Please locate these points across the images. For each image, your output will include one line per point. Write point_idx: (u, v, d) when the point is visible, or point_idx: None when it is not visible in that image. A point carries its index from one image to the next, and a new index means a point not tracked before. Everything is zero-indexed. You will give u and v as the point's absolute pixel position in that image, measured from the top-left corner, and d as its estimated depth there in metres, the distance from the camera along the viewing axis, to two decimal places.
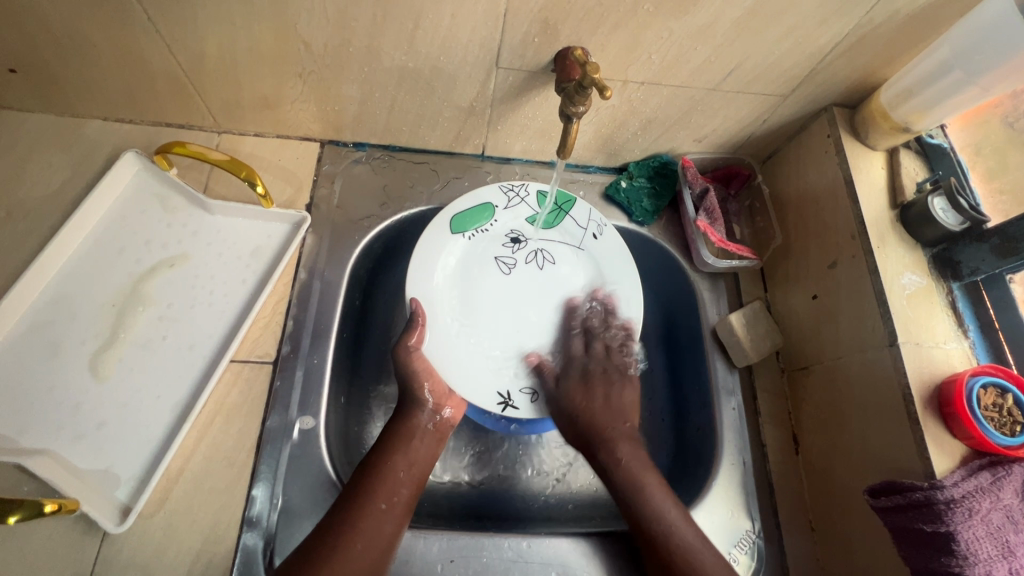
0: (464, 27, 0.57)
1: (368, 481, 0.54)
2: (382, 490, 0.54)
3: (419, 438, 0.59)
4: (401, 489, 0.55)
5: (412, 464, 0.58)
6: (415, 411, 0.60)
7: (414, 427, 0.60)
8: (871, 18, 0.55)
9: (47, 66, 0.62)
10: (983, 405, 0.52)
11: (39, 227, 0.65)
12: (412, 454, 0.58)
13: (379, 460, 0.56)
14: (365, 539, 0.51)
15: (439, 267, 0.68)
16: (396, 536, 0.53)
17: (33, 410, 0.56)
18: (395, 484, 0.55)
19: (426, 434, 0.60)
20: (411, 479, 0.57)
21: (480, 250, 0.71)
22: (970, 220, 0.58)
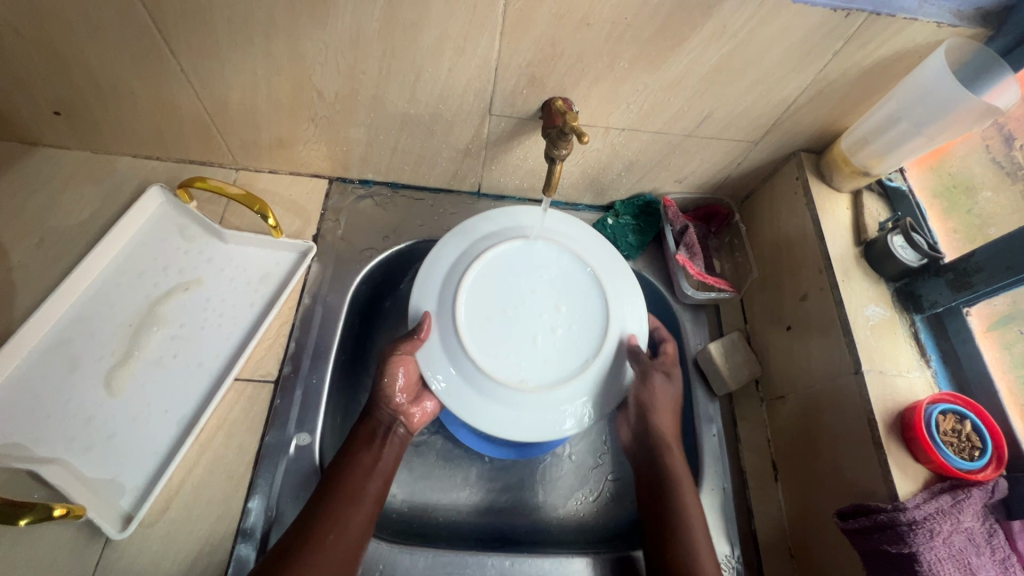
0: (460, 79, 0.63)
1: (337, 479, 0.59)
2: (350, 485, 0.59)
3: (386, 440, 0.63)
4: (369, 487, 0.60)
5: (376, 462, 0.62)
6: (375, 412, 0.64)
7: (376, 426, 0.64)
8: (825, 74, 0.62)
9: (87, 108, 0.69)
10: (942, 429, 0.55)
11: (68, 252, 0.71)
12: (374, 453, 0.62)
13: (345, 459, 0.61)
14: (337, 529, 0.55)
15: (447, 395, 0.61)
16: (366, 531, 0.57)
17: (51, 419, 0.60)
18: (362, 480, 0.59)
19: (393, 436, 0.64)
20: (378, 479, 0.61)
21: (517, 414, 0.61)
22: (927, 257, 0.63)
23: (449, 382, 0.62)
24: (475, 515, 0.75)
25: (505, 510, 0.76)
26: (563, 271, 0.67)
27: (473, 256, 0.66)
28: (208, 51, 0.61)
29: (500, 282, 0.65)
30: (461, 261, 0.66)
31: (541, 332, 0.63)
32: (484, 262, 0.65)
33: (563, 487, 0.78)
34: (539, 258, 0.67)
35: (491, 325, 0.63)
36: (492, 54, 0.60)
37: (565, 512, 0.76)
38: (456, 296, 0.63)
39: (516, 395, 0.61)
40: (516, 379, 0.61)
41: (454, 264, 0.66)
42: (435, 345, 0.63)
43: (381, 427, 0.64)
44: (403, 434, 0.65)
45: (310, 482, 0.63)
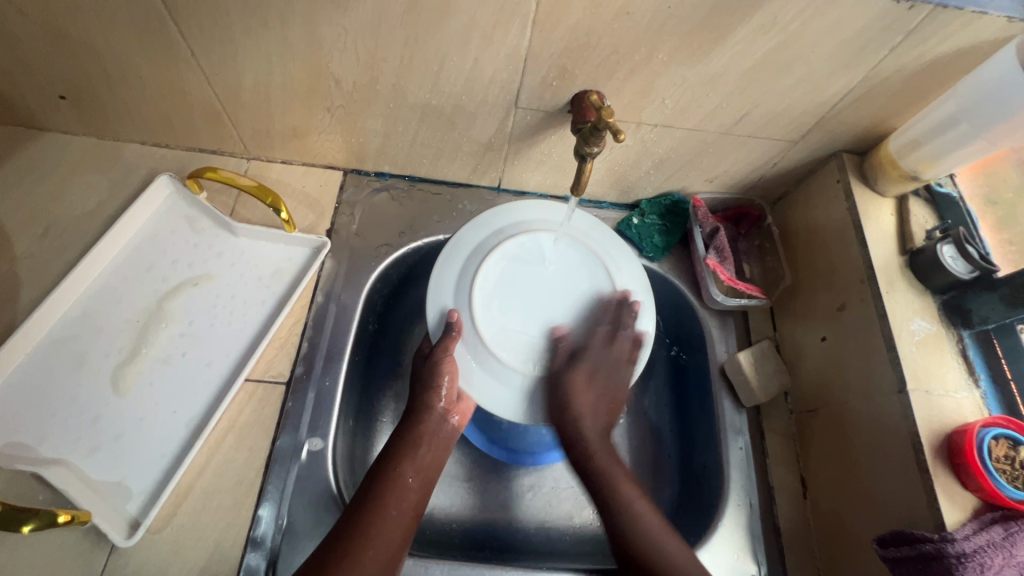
0: (486, 69, 0.60)
1: (379, 488, 0.55)
2: (392, 496, 0.55)
3: (428, 443, 0.60)
4: (409, 495, 0.56)
5: (421, 471, 0.59)
6: (424, 416, 0.61)
7: (422, 431, 0.60)
8: (878, 71, 0.57)
9: (94, 93, 0.66)
10: (995, 456, 0.51)
11: (74, 243, 0.68)
12: (419, 461, 0.59)
13: (389, 467, 0.57)
14: (377, 543, 0.52)
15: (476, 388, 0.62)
16: (405, 543, 0.54)
17: (55, 419, 0.58)
18: (403, 491, 0.56)
19: (436, 439, 0.61)
20: (419, 485, 0.58)
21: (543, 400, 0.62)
22: (980, 269, 0.59)
23: (475, 376, 0.63)
24: (484, 524, 0.72)
25: (517, 518, 0.74)
26: (571, 263, 0.68)
27: (486, 250, 0.66)
28: (221, 35, 0.57)
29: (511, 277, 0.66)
30: (468, 261, 0.66)
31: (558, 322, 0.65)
32: (494, 259, 0.66)
33: (579, 496, 0.76)
34: (547, 250, 0.68)
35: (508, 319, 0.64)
36: (521, 42, 0.56)
37: (581, 523, 0.74)
38: (473, 295, 0.64)
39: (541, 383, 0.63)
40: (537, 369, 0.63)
41: (469, 259, 0.66)
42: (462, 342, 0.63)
43: (427, 431, 0.61)
44: (448, 438, 0.62)
45: (322, 490, 0.61)
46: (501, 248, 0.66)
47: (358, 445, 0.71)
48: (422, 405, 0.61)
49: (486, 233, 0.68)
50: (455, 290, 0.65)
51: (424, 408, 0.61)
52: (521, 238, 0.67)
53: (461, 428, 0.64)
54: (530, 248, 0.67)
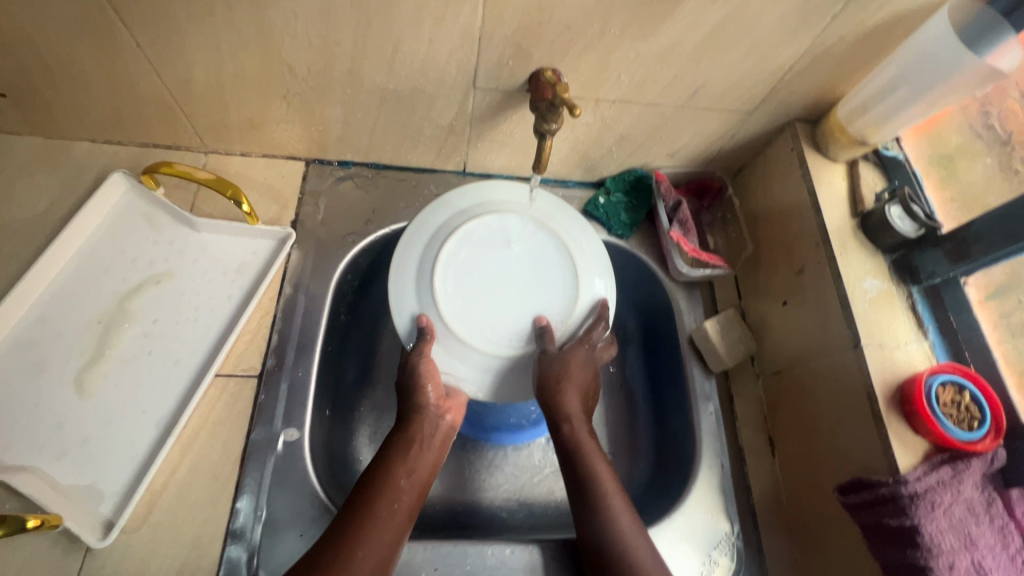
0: (442, 50, 0.59)
1: (371, 490, 0.56)
2: (384, 498, 0.55)
3: (424, 444, 0.60)
4: (403, 496, 0.56)
5: (413, 472, 0.59)
6: (418, 417, 0.61)
7: (417, 432, 0.61)
8: (823, 39, 0.59)
9: (36, 90, 0.64)
10: (942, 401, 0.54)
11: (26, 247, 0.66)
12: (413, 462, 0.59)
13: (381, 468, 0.58)
14: (365, 547, 0.52)
15: (458, 378, 0.65)
16: (396, 545, 0.54)
17: (17, 427, 0.57)
18: (395, 492, 0.56)
19: (430, 438, 0.61)
20: (413, 487, 0.58)
21: (520, 375, 0.66)
22: (925, 226, 0.62)
23: (454, 365, 0.65)
24: (466, 505, 0.75)
25: (498, 498, 0.76)
26: (535, 244, 0.69)
27: (448, 231, 0.68)
28: (166, 24, 0.56)
29: (474, 259, 0.67)
30: (427, 251, 0.67)
31: (521, 296, 0.68)
32: (451, 245, 0.67)
33: (560, 471, 0.78)
34: (508, 229, 0.69)
35: (476, 304, 0.66)
36: (475, 22, 0.56)
37: (563, 496, 0.77)
38: (436, 290, 0.65)
39: (514, 359, 0.65)
40: (506, 346, 0.65)
41: (430, 243, 0.67)
42: (436, 332, 0.65)
43: (422, 432, 0.61)
44: (444, 437, 0.62)
45: (302, 481, 0.61)
46: (459, 233, 0.67)
47: (337, 436, 0.71)
48: (414, 407, 0.61)
49: (447, 215, 0.69)
50: (417, 283, 0.66)
51: (417, 409, 0.62)
52: (479, 219, 0.68)
53: (456, 427, 0.65)
54: (487, 228, 0.68)
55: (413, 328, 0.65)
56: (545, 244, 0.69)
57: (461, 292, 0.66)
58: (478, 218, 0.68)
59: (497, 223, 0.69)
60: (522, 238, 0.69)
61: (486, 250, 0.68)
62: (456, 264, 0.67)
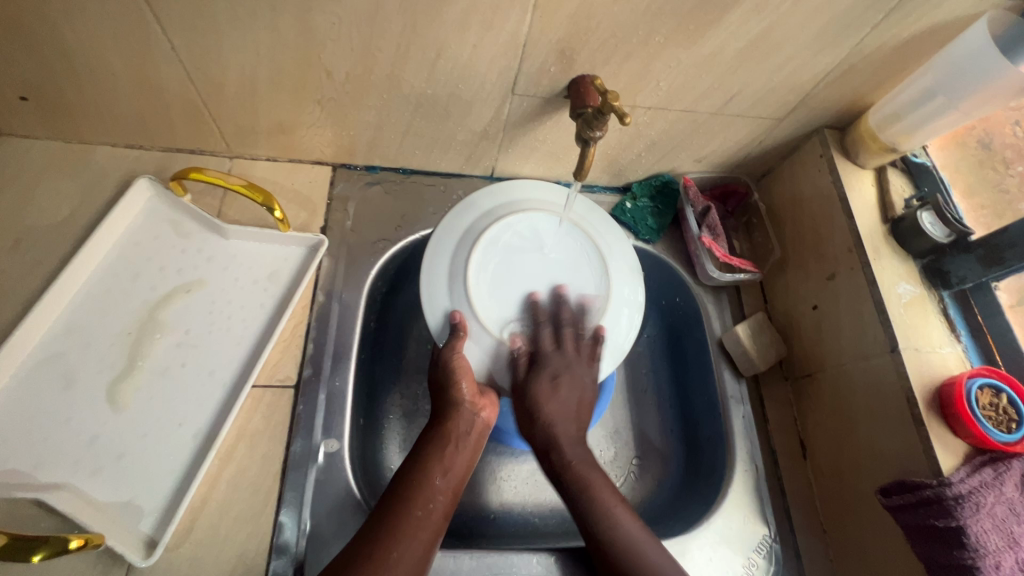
0: (485, 57, 0.59)
1: (407, 490, 0.54)
2: (418, 498, 0.54)
3: (460, 444, 0.59)
4: (437, 496, 0.55)
5: (448, 471, 0.57)
6: (453, 414, 0.60)
7: (452, 430, 0.59)
8: (860, 49, 0.60)
9: (61, 93, 0.62)
10: (981, 404, 0.56)
11: (50, 255, 0.64)
12: (447, 461, 0.57)
13: (415, 467, 0.56)
14: (401, 547, 0.50)
15: (492, 378, 0.64)
16: (433, 545, 0.52)
17: (49, 443, 0.55)
18: (431, 492, 0.55)
19: (466, 437, 0.60)
20: (448, 487, 0.56)
21: None
22: (956, 232, 0.63)
23: (486, 364, 0.64)
24: (498, 512, 0.74)
25: (529, 503, 0.75)
26: (566, 246, 0.69)
27: (479, 232, 0.67)
28: (204, 27, 0.54)
29: (504, 259, 0.67)
30: (457, 254, 0.66)
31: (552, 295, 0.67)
32: (481, 248, 0.66)
33: None
34: (539, 229, 0.68)
35: (509, 303, 0.66)
36: (521, 29, 0.56)
37: None
38: (468, 288, 0.64)
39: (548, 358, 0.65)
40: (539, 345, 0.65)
41: (460, 244, 0.66)
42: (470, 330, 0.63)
43: (457, 430, 0.59)
44: (479, 435, 0.61)
45: (342, 493, 0.60)
46: (490, 232, 0.66)
47: (370, 444, 0.70)
48: (450, 405, 0.60)
49: (476, 216, 0.68)
50: (449, 286, 0.65)
51: (451, 405, 0.60)
52: (508, 220, 0.67)
53: (491, 424, 0.63)
54: (517, 229, 0.67)
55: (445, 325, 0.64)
56: (575, 246, 0.69)
57: (492, 293, 0.65)
58: (509, 218, 0.67)
59: (528, 223, 0.68)
60: (552, 239, 0.69)
61: (517, 250, 0.67)
62: (487, 264, 0.66)
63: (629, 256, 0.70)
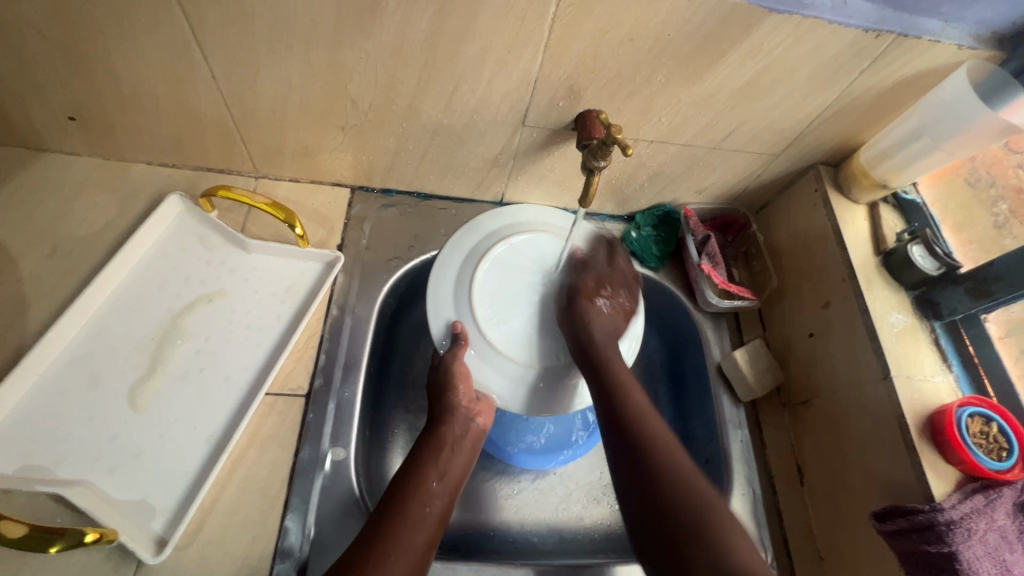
0: (498, 90, 0.64)
1: (403, 491, 0.56)
2: (417, 498, 0.56)
3: (454, 447, 0.61)
4: (433, 500, 0.57)
5: (444, 475, 0.59)
6: (448, 419, 0.62)
7: (446, 435, 0.62)
8: (849, 92, 0.64)
9: (106, 114, 0.67)
10: (972, 432, 0.57)
11: (82, 263, 0.68)
12: (444, 464, 0.60)
13: (414, 469, 0.58)
14: (399, 549, 0.51)
15: (490, 386, 0.66)
16: (429, 547, 0.54)
17: (71, 440, 0.57)
18: (427, 495, 0.56)
19: (458, 441, 0.62)
20: (444, 491, 0.58)
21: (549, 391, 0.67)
22: (946, 265, 0.66)
23: (486, 374, 0.67)
24: (500, 529, 0.75)
25: (529, 522, 0.76)
26: (570, 270, 0.72)
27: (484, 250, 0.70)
28: (243, 58, 0.59)
29: (507, 276, 0.70)
30: (464, 268, 0.69)
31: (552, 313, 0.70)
32: (487, 264, 0.69)
33: (591, 497, 0.79)
34: (542, 250, 0.72)
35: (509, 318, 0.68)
36: (533, 66, 0.60)
37: (593, 522, 0.78)
38: (472, 302, 0.67)
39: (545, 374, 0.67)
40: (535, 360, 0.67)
41: (466, 261, 0.70)
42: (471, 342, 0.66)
43: (452, 434, 0.62)
44: (472, 441, 0.63)
45: (345, 500, 0.62)
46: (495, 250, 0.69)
47: (375, 455, 0.72)
48: (445, 409, 0.63)
49: (482, 236, 0.72)
50: (452, 299, 0.68)
51: (445, 413, 0.63)
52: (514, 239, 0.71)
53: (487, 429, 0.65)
54: (520, 250, 0.71)
55: (446, 334, 0.67)
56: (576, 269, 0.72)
57: (495, 304, 0.68)
58: (513, 239, 0.71)
59: (533, 243, 0.72)
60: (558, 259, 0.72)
61: (521, 269, 0.71)
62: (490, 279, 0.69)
63: (628, 275, 0.73)
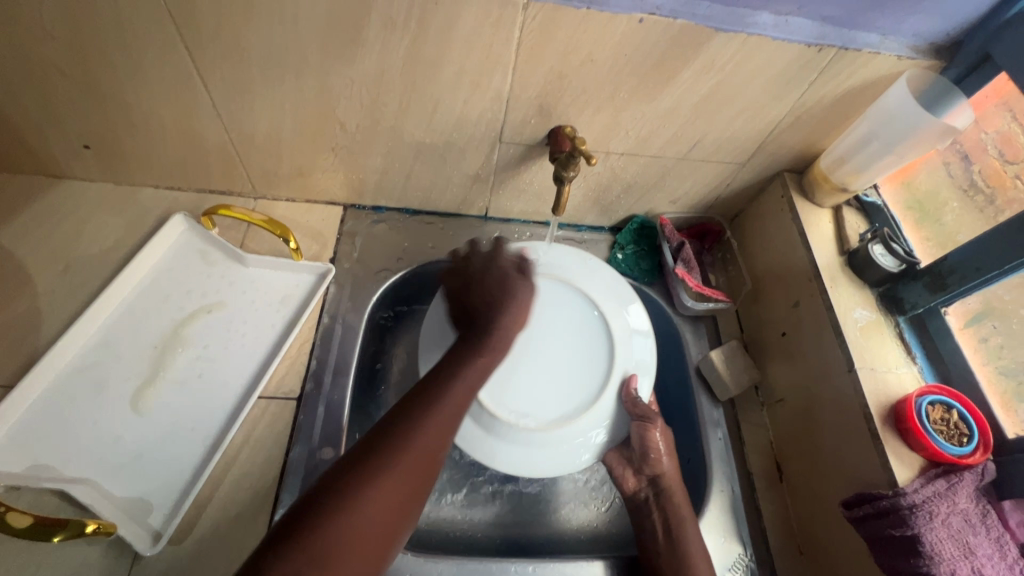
0: (474, 111, 0.69)
1: (376, 450, 0.50)
2: (387, 455, 0.49)
3: (443, 400, 0.54)
4: (410, 464, 0.50)
5: (420, 440, 0.51)
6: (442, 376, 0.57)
7: (433, 397, 0.54)
8: (803, 103, 0.69)
9: (117, 142, 0.73)
10: (932, 419, 0.59)
11: (92, 278, 0.73)
12: (422, 425, 0.52)
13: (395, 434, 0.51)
14: (369, 504, 0.47)
15: (527, 463, 0.67)
16: (400, 503, 0.48)
17: (77, 442, 0.61)
18: (403, 456, 0.50)
19: (456, 396, 0.55)
20: (427, 457, 0.51)
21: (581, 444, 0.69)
22: (906, 262, 0.68)
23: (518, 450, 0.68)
24: (488, 531, 0.77)
25: (516, 525, 0.78)
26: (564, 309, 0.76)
27: None
28: (240, 87, 0.65)
29: None
30: (461, 334, 0.72)
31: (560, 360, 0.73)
32: (483, 327, 0.71)
33: (577, 499, 0.81)
34: (535, 300, 0.75)
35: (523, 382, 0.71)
36: (504, 87, 0.66)
37: (580, 523, 0.79)
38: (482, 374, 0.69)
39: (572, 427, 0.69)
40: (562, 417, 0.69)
41: (463, 324, 0.72)
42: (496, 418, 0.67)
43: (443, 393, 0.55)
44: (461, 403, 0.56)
45: None
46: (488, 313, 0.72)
47: None
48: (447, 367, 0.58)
49: (474, 292, 0.74)
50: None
51: (452, 376, 0.57)
52: None
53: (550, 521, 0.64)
54: None
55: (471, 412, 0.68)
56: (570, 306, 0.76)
57: (504, 369, 0.71)
58: None
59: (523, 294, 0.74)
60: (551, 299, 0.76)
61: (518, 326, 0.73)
62: None
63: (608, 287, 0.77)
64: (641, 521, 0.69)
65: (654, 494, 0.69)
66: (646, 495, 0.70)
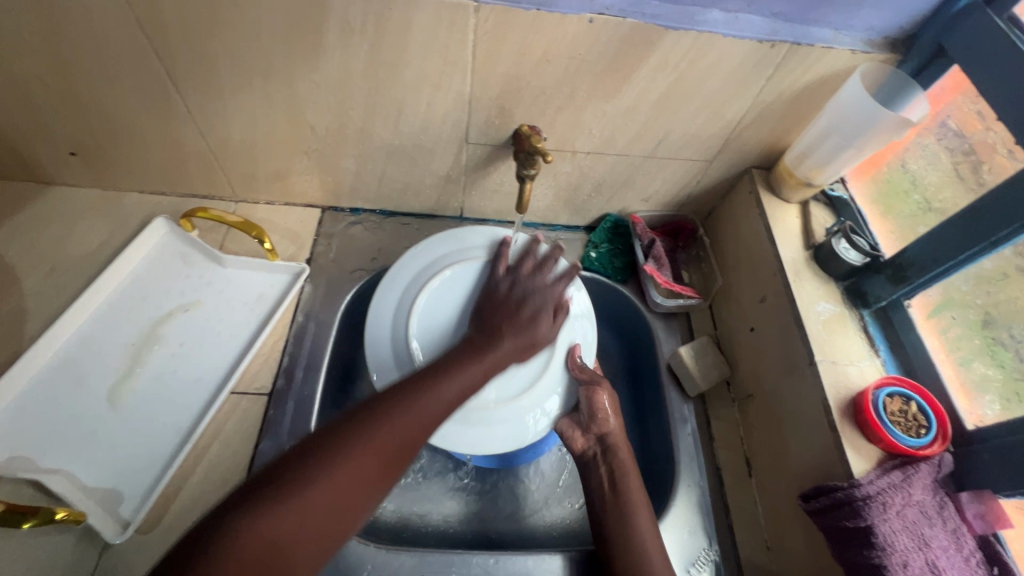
0: (438, 112, 0.71)
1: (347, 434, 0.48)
2: (358, 439, 0.48)
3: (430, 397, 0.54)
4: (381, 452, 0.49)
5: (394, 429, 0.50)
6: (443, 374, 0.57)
7: (421, 395, 0.54)
8: (762, 99, 0.69)
9: (101, 149, 0.76)
10: (891, 411, 0.59)
11: (76, 279, 0.76)
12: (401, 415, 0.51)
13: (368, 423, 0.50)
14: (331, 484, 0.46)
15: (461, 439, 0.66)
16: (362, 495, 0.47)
17: (54, 435, 0.63)
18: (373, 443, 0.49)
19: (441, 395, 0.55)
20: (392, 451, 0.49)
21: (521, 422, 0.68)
22: (870, 255, 0.69)
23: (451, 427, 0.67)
24: (460, 527, 0.78)
25: (488, 521, 0.79)
26: None
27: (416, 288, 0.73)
28: (212, 93, 0.68)
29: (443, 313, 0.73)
30: (398, 311, 0.72)
31: None
32: (420, 303, 0.72)
33: (550, 496, 0.81)
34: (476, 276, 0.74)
35: None
36: (465, 89, 0.67)
37: (552, 519, 0.79)
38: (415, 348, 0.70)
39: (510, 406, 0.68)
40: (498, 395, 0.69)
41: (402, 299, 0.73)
42: None
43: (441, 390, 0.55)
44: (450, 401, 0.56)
45: None
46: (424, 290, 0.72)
47: None
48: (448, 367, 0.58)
49: (416, 270, 0.75)
50: (396, 358, 0.70)
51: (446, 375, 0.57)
52: (445, 273, 0.74)
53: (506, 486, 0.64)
54: (451, 282, 0.74)
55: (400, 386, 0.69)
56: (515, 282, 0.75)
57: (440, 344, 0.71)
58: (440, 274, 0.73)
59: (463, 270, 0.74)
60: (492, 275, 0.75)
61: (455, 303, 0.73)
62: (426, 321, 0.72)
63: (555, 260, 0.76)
64: (586, 475, 0.69)
65: (601, 451, 0.69)
66: (593, 453, 0.69)
